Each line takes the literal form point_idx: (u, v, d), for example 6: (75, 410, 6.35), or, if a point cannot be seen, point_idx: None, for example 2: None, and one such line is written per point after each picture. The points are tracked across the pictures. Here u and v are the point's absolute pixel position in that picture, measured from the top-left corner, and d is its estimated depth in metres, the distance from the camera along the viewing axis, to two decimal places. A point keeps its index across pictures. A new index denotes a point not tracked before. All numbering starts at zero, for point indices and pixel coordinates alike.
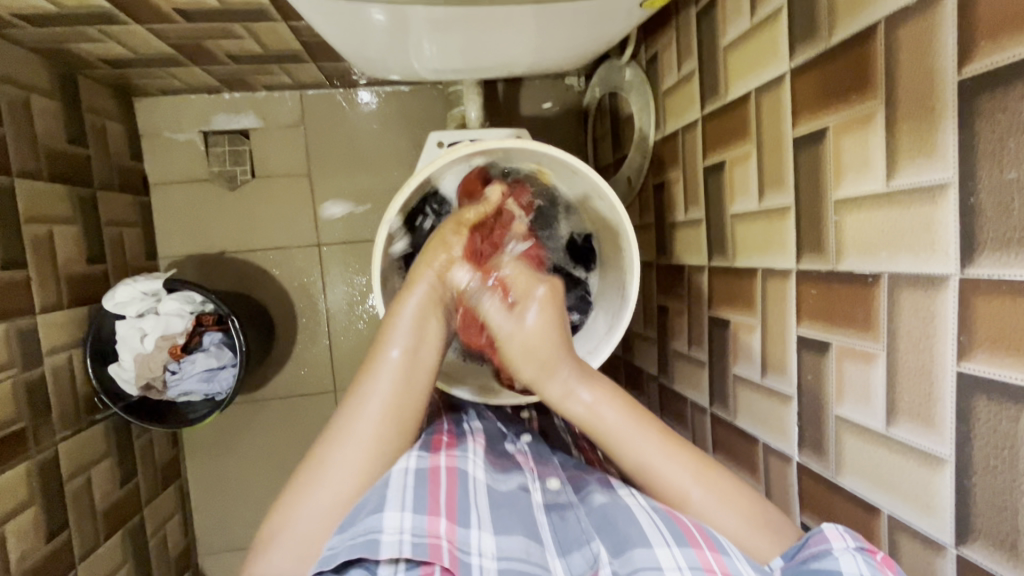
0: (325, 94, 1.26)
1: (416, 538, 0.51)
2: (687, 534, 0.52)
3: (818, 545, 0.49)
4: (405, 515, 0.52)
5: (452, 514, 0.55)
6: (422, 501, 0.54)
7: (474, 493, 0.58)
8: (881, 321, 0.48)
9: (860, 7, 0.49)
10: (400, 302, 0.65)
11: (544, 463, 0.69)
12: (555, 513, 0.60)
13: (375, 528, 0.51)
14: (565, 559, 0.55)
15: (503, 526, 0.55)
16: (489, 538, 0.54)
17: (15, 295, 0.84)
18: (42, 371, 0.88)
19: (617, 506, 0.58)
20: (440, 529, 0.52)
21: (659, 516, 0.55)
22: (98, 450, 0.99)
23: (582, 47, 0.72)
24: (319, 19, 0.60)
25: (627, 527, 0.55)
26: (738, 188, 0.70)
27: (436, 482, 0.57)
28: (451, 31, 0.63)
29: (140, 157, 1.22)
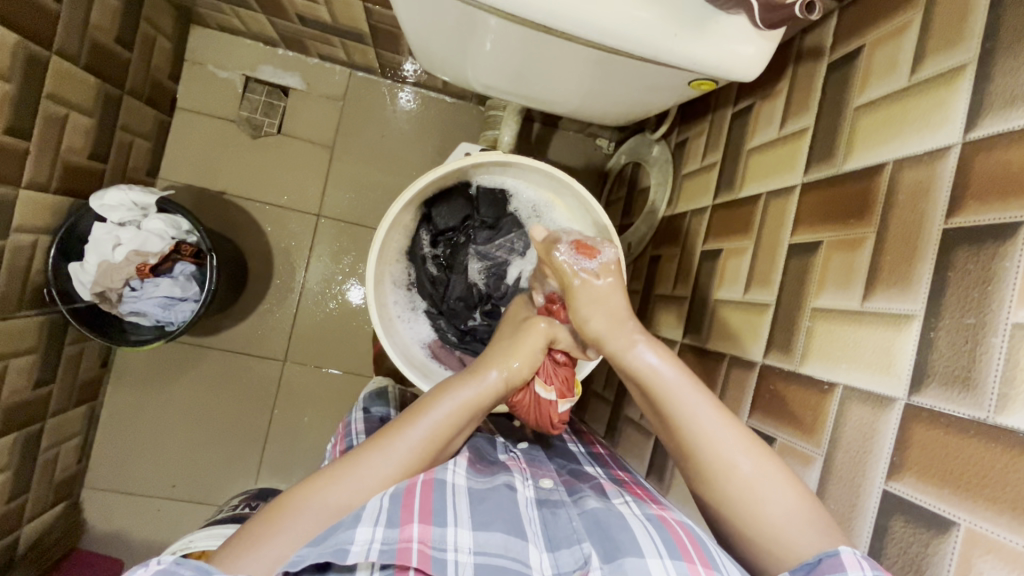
0: (372, 80, 1.30)
1: (384, 545, 0.49)
2: (680, 549, 0.50)
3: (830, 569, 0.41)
4: (377, 528, 0.50)
5: (427, 516, 0.52)
6: (396, 514, 0.52)
7: (453, 495, 0.56)
8: (826, 428, 0.51)
9: (874, 145, 0.54)
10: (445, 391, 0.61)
11: (536, 468, 0.70)
12: (545, 510, 0.60)
13: (345, 540, 0.49)
14: (554, 555, 0.54)
15: (482, 522, 0.54)
16: (467, 534, 0.53)
17: (8, 162, 0.83)
18: (3, 245, 0.85)
19: (611, 511, 0.56)
20: (412, 532, 0.51)
21: (653, 530, 0.53)
22: (26, 343, 0.95)
23: (627, 105, 0.77)
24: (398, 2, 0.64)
25: (620, 534, 0.53)
26: (727, 277, 0.74)
27: (410, 493, 0.54)
28: (514, 48, 0.67)
29: (177, 80, 1.23)
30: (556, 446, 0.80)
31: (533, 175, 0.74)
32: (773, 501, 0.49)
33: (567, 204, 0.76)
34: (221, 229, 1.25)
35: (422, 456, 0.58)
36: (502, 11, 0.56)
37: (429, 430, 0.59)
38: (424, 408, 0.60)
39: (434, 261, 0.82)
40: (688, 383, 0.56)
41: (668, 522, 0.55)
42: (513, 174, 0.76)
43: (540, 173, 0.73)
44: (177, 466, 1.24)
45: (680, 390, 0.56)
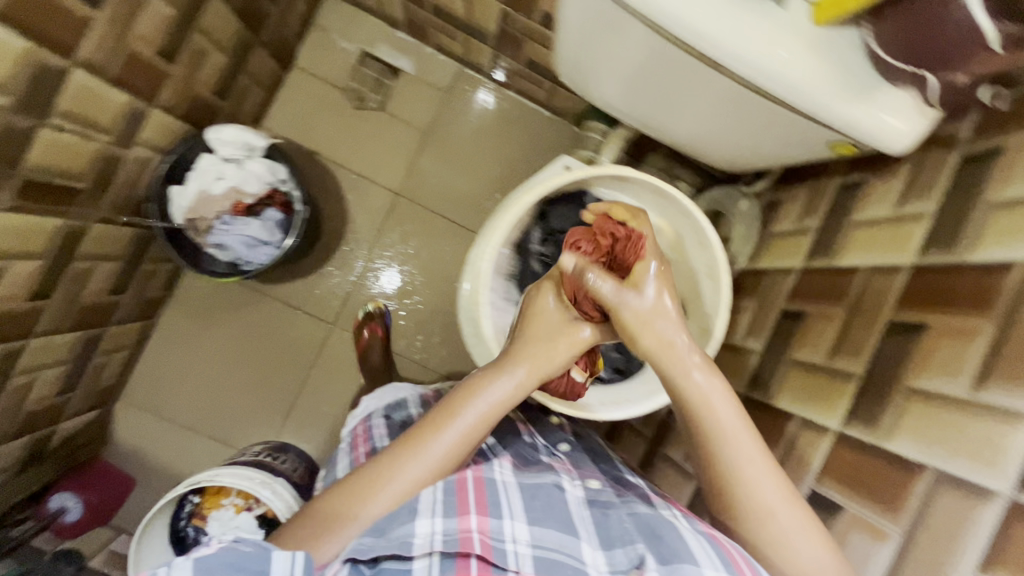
0: (478, 79, 1.35)
1: (446, 536, 0.52)
2: (735, 566, 0.52)
3: None
4: (436, 521, 0.53)
5: (482, 509, 0.55)
6: (452, 506, 0.55)
7: (505, 491, 0.58)
8: (910, 507, 0.52)
9: (1005, 241, 0.55)
10: (486, 380, 0.63)
11: (582, 472, 0.70)
12: (596, 508, 0.61)
13: (409, 533, 0.52)
14: (609, 555, 0.55)
15: (537, 518, 0.56)
16: (523, 528, 0.54)
17: (153, 80, 0.88)
18: (126, 155, 0.90)
19: (660, 517, 0.58)
20: (471, 522, 0.53)
21: (708, 544, 0.54)
22: (115, 250, 0.98)
23: (748, 154, 0.77)
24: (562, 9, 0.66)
25: (674, 542, 0.54)
26: (808, 340, 0.75)
27: (463, 489, 0.57)
28: (657, 77, 0.68)
29: (301, 41, 1.29)
30: (594, 451, 0.81)
31: (654, 199, 0.78)
32: (790, 527, 0.55)
33: (679, 233, 0.80)
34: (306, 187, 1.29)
35: (474, 439, 0.60)
36: (671, 35, 0.58)
37: (480, 414, 0.61)
38: (467, 396, 0.62)
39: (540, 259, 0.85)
40: (730, 410, 0.59)
41: (718, 539, 0.56)
42: (634, 194, 0.80)
43: (661, 196, 0.77)
44: (208, 402, 1.26)
45: (721, 414, 0.59)
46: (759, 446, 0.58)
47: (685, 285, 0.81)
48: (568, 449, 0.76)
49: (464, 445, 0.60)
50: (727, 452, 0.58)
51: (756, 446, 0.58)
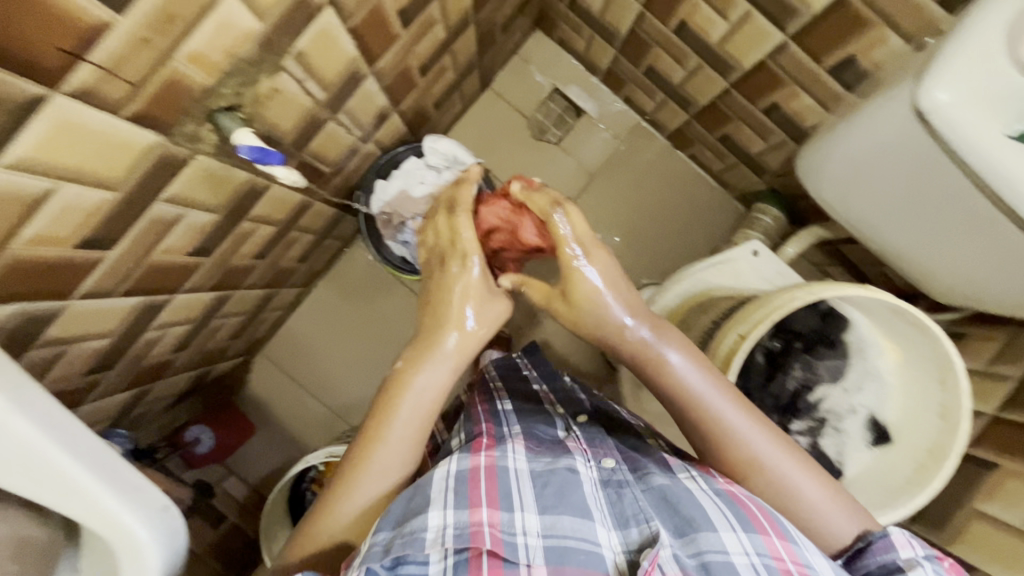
0: (654, 135, 1.38)
1: (458, 530, 0.54)
2: (752, 523, 0.57)
3: (886, 548, 0.60)
4: (447, 513, 0.56)
5: (493, 501, 0.57)
6: (465, 498, 0.57)
7: (517, 479, 0.61)
8: None
9: None
10: (416, 372, 0.72)
11: (596, 445, 0.72)
12: (611, 489, 0.64)
13: (422, 527, 0.55)
14: (625, 533, 0.58)
15: (548, 506, 0.58)
16: (534, 518, 0.57)
17: (406, 91, 0.96)
18: (362, 149, 0.98)
19: (679, 486, 0.62)
20: (482, 516, 0.55)
21: (724, 504, 0.60)
22: (316, 225, 1.07)
23: (984, 299, 0.81)
24: (890, 118, 0.71)
25: (690, 510, 0.59)
26: (1002, 496, 0.75)
27: (477, 481, 0.59)
28: (949, 208, 0.73)
29: (502, 67, 1.37)
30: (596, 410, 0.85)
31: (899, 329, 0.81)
32: (794, 475, 0.65)
33: (911, 365, 0.83)
34: None
35: (432, 400, 0.71)
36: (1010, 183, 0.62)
37: (428, 382, 0.71)
38: (412, 374, 0.72)
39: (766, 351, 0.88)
40: (719, 394, 0.68)
41: (738, 497, 0.61)
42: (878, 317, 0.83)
43: (910, 330, 0.79)
44: (334, 374, 1.34)
45: (701, 386, 0.68)
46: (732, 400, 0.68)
47: (901, 416, 0.85)
48: (585, 419, 0.81)
49: (425, 410, 0.70)
50: (749, 454, 0.66)
51: (764, 435, 0.67)
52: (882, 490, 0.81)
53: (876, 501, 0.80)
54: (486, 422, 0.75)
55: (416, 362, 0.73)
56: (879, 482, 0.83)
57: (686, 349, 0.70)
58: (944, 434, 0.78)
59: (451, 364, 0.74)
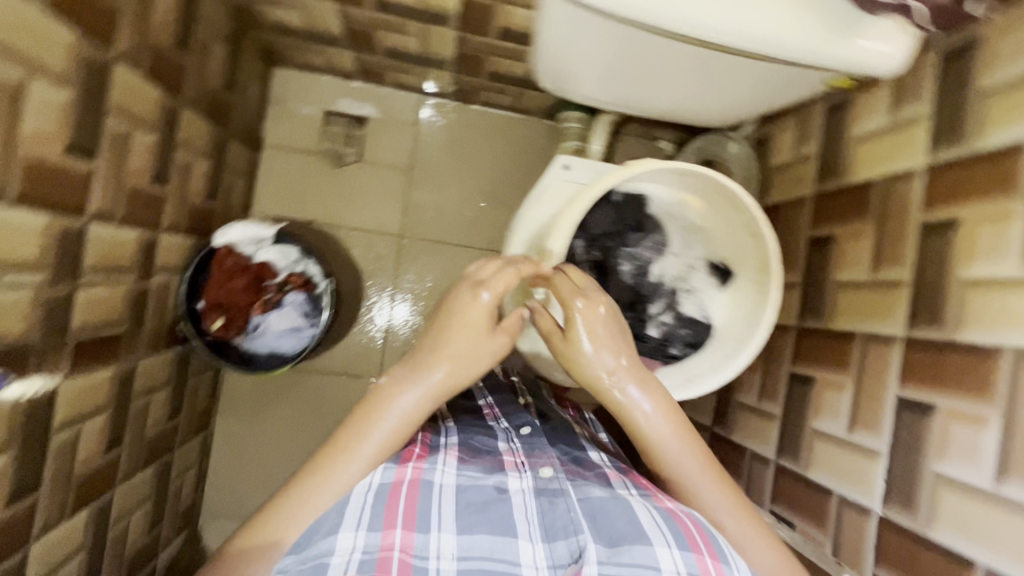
0: (442, 104, 1.36)
1: (365, 555, 0.54)
2: (688, 540, 0.57)
3: None
4: (358, 534, 0.56)
5: (410, 522, 0.57)
6: (379, 518, 0.57)
7: (439, 496, 0.60)
8: (1001, 388, 0.55)
9: (1012, 122, 0.59)
10: (398, 389, 0.66)
11: (535, 455, 0.71)
12: (544, 498, 0.63)
13: (327, 552, 0.54)
14: (551, 546, 0.58)
15: (466, 526, 0.59)
16: (450, 539, 0.57)
17: (155, 208, 0.88)
18: (149, 286, 0.90)
19: (614, 501, 0.62)
20: (394, 539, 0.56)
21: (662, 520, 0.60)
22: (161, 378, 0.99)
23: (739, 104, 0.84)
24: (557, 26, 0.69)
25: (627, 525, 0.59)
26: (847, 260, 0.79)
27: (395, 497, 0.59)
28: (656, 62, 0.74)
29: (263, 120, 1.29)
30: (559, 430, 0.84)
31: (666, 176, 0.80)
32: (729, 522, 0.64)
33: (707, 203, 0.84)
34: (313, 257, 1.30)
35: (400, 433, 0.65)
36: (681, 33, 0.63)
37: (402, 415, 0.65)
38: (377, 402, 0.65)
39: (589, 263, 0.84)
40: (660, 415, 0.69)
41: (678, 515, 0.61)
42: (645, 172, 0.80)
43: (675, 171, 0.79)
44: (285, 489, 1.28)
45: (653, 415, 0.68)
46: (672, 415, 0.69)
47: (731, 248, 0.84)
48: (530, 432, 0.77)
49: (385, 445, 0.64)
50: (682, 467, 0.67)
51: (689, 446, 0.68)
52: (744, 325, 0.80)
53: (744, 335, 0.80)
54: (425, 430, 0.73)
55: (382, 396, 0.66)
56: (738, 312, 0.83)
57: (626, 360, 0.71)
58: (761, 247, 0.79)
59: (429, 404, 0.67)
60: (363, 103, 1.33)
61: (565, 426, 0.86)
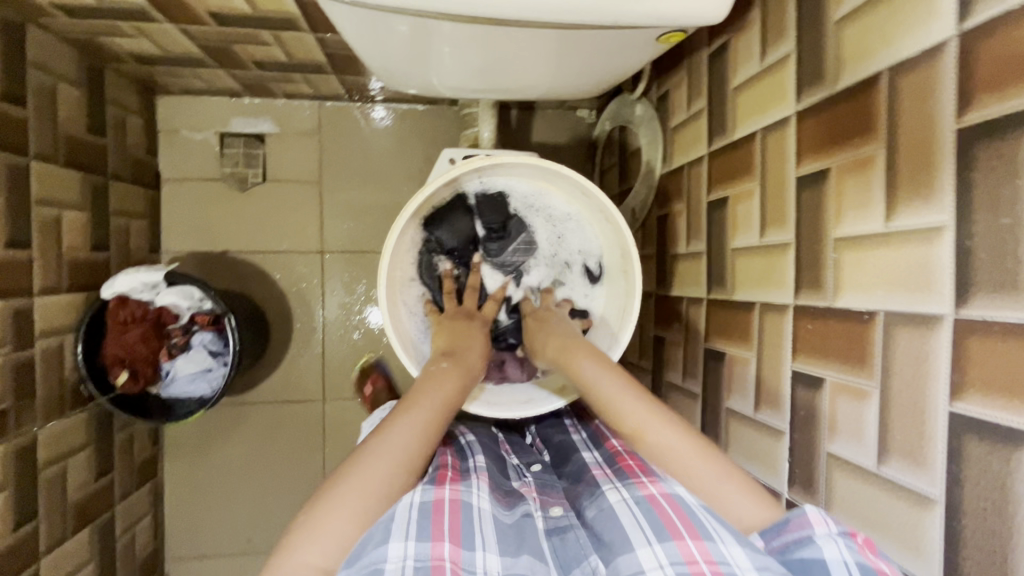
0: (341, 106, 1.29)
1: (418, 562, 0.49)
2: (669, 529, 0.51)
3: (799, 527, 0.49)
4: (408, 544, 0.50)
5: (457, 540, 0.53)
6: (426, 531, 0.52)
7: (479, 520, 0.56)
8: (876, 359, 0.49)
9: (865, 55, 0.51)
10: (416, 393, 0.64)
11: (548, 493, 0.67)
12: (554, 536, 0.58)
13: (379, 559, 0.49)
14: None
15: (509, 549, 0.54)
16: (494, 559, 0.52)
17: (15, 275, 0.84)
18: (32, 354, 0.87)
19: (604, 511, 0.57)
20: (444, 550, 0.50)
21: (641, 514, 0.54)
22: (76, 441, 0.97)
23: (602, 75, 0.75)
24: (349, 26, 0.62)
25: (611, 532, 0.53)
26: (740, 224, 0.72)
27: (439, 513, 0.55)
28: (476, 46, 0.65)
29: (156, 153, 1.24)
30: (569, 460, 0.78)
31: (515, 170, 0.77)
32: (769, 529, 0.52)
33: (567, 191, 0.81)
34: (233, 287, 1.26)
35: (408, 446, 0.59)
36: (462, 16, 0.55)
37: (413, 420, 0.61)
38: (399, 409, 0.62)
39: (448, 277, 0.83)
40: (655, 417, 0.61)
41: (657, 502, 0.55)
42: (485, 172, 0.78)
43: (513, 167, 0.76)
44: (245, 523, 1.27)
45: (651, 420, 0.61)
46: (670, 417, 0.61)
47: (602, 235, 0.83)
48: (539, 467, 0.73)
49: (401, 459, 0.58)
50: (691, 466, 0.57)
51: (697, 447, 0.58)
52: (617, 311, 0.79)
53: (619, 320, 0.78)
54: (451, 453, 0.69)
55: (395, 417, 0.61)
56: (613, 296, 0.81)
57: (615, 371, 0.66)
58: (619, 232, 0.77)
59: (432, 414, 0.62)
60: (262, 118, 1.27)
61: (560, 434, 0.80)
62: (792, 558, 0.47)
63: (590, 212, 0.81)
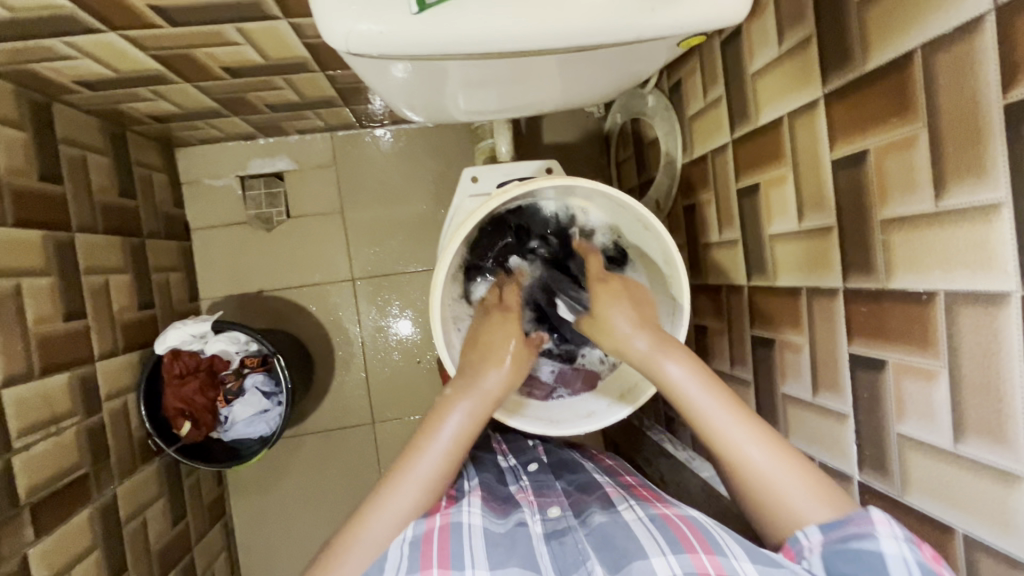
0: (354, 134, 1.30)
1: None
2: (683, 543, 0.55)
3: (861, 524, 0.51)
4: (400, 575, 0.56)
5: (446, 563, 0.57)
6: (416, 561, 0.57)
7: (469, 537, 0.60)
8: (941, 339, 0.49)
9: (894, 33, 0.51)
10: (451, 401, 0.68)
11: (545, 495, 0.70)
12: (554, 541, 0.61)
13: None
14: None
15: (498, 561, 0.58)
16: (485, 573, 0.56)
17: (76, 345, 0.87)
18: (101, 417, 0.91)
19: (617, 524, 0.61)
20: (433, 575, 0.55)
21: (657, 530, 0.58)
22: (151, 492, 1.01)
23: (614, 82, 0.77)
24: (370, 75, 0.65)
25: (626, 544, 0.57)
26: (775, 209, 0.72)
27: (429, 542, 0.59)
28: (492, 74, 0.68)
29: (183, 204, 1.27)
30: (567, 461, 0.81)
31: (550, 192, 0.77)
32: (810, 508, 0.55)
33: (602, 206, 0.80)
34: (273, 324, 1.29)
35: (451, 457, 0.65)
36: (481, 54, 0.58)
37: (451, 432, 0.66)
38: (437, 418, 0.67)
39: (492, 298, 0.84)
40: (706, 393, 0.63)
41: (671, 520, 0.59)
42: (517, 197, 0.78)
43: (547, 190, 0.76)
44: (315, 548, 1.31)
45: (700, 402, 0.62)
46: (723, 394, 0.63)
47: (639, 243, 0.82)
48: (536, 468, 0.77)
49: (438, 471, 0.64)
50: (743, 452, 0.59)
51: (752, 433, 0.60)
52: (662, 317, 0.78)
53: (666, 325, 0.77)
54: (448, 473, 0.73)
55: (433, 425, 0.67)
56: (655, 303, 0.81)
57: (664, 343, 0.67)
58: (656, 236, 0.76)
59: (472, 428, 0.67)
60: (278, 155, 1.29)
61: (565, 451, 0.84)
62: (848, 549, 0.50)
63: (625, 224, 0.81)
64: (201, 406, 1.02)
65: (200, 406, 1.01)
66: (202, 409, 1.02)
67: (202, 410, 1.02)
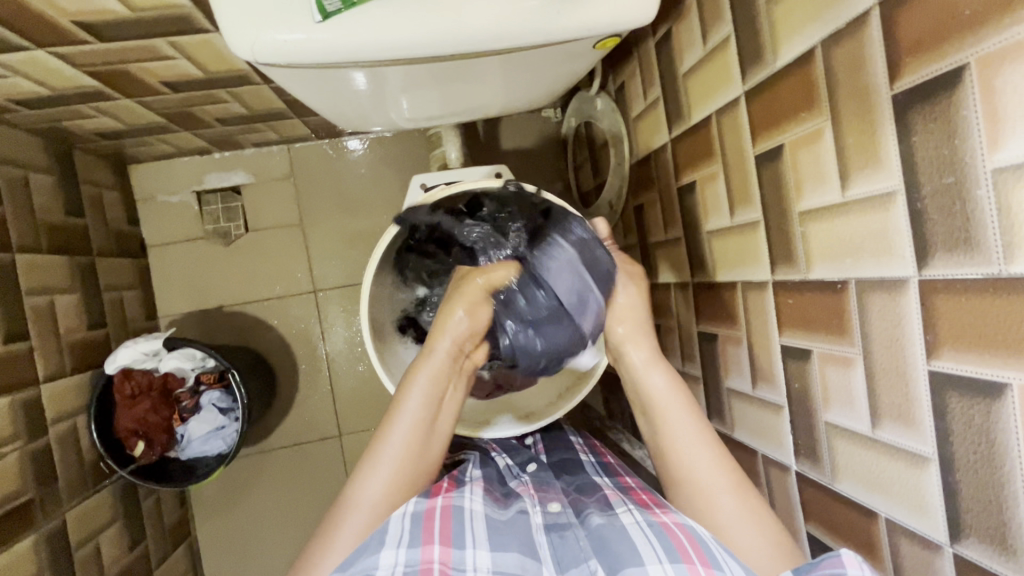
0: (311, 145, 1.30)
1: (408, 568, 0.54)
2: (680, 552, 0.54)
3: (831, 568, 0.45)
4: (399, 551, 0.56)
5: (447, 540, 0.58)
6: (417, 536, 0.57)
7: (470, 522, 0.61)
8: (854, 327, 0.50)
9: (799, 30, 0.52)
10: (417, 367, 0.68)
11: (545, 489, 0.71)
12: (554, 533, 0.62)
13: (372, 566, 0.55)
14: None
15: (498, 544, 0.59)
16: (485, 554, 0.57)
17: (17, 367, 0.86)
18: (47, 442, 0.89)
19: (613, 527, 0.60)
20: (434, 553, 0.56)
21: (654, 537, 0.57)
22: (105, 515, 0.99)
23: (550, 85, 0.78)
24: (303, 86, 0.66)
25: (620, 547, 0.57)
26: (710, 206, 0.73)
27: (430, 518, 0.60)
28: (426, 80, 0.69)
29: (137, 222, 1.26)
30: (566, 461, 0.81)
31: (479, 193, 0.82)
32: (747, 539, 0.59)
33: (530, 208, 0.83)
34: (233, 339, 1.28)
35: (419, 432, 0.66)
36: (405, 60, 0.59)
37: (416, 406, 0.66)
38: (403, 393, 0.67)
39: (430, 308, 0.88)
40: (683, 414, 0.67)
41: (670, 529, 0.57)
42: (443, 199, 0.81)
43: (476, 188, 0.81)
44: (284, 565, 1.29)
45: (684, 428, 0.66)
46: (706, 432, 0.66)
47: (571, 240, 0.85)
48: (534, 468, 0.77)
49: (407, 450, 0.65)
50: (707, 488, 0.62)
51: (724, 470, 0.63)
52: None
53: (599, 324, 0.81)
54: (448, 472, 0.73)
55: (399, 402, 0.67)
56: None
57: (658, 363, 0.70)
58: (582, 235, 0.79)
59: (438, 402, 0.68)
60: (234, 169, 1.28)
61: (566, 450, 0.83)
62: None
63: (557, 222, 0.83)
64: (154, 425, 0.99)
65: (153, 425, 0.99)
66: (155, 427, 1.00)
67: (155, 428, 1.00)
